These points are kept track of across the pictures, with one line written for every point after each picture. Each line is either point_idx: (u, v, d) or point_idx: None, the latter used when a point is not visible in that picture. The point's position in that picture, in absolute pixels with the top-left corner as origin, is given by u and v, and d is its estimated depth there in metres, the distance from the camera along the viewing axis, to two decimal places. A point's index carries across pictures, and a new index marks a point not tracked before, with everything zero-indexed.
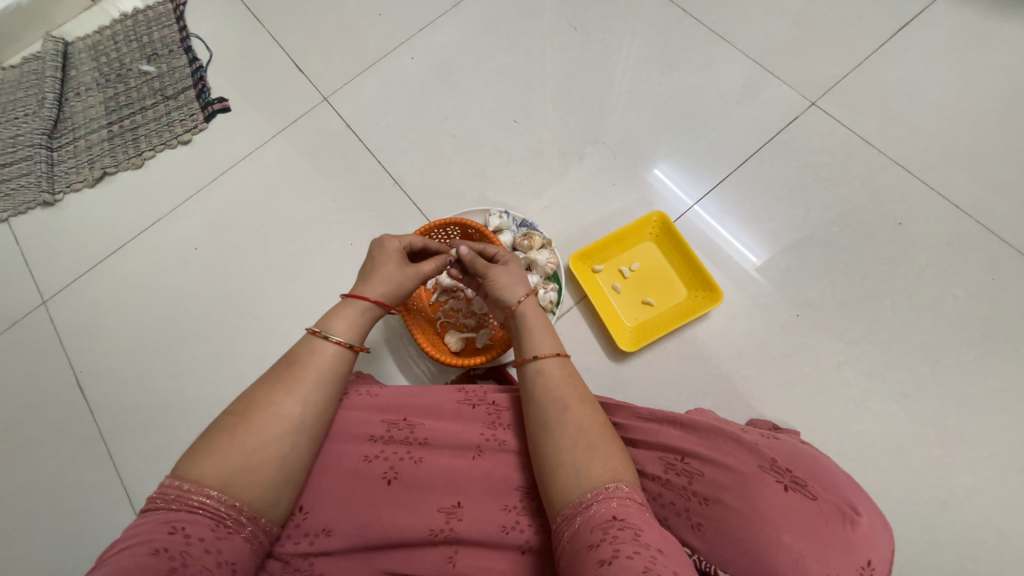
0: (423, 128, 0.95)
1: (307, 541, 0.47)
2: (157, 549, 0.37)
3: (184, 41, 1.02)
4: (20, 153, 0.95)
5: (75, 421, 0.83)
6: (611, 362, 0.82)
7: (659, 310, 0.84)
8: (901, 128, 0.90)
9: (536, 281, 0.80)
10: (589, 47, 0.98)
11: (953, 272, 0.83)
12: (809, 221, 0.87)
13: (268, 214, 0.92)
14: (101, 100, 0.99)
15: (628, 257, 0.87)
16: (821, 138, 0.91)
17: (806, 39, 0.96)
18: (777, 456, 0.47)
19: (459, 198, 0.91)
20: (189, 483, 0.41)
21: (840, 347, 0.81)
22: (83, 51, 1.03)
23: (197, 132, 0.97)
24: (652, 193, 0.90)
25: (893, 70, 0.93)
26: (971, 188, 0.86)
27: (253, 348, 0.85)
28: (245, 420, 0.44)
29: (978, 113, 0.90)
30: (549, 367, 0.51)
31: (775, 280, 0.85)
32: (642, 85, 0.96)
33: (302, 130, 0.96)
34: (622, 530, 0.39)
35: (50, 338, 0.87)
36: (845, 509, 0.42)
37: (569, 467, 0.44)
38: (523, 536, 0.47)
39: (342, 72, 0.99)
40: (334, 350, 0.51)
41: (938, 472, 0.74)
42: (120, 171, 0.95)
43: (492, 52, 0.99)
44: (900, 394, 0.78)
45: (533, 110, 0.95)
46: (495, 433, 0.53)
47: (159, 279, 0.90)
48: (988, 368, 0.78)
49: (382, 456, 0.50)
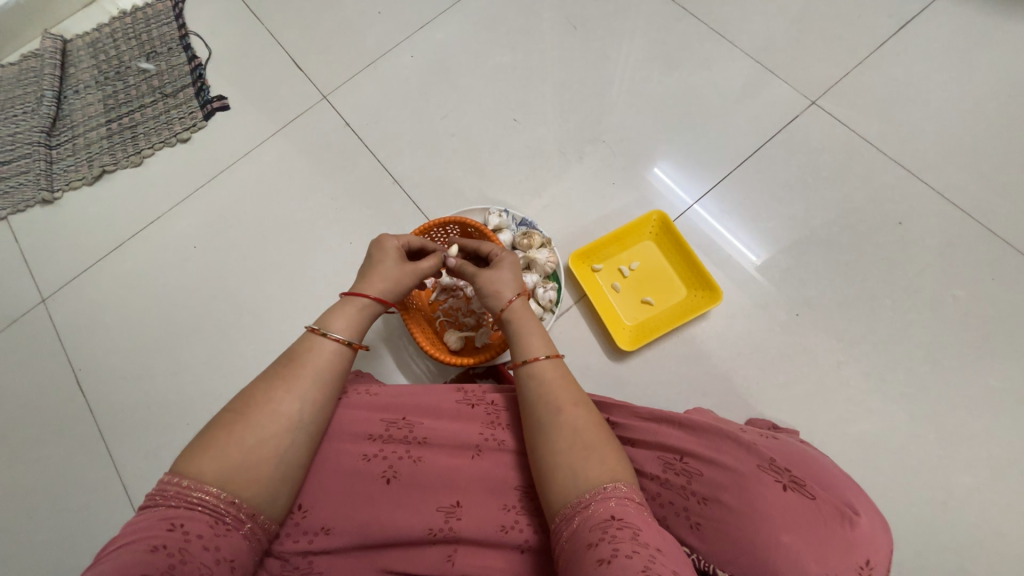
0: (422, 127, 0.95)
1: (306, 540, 0.47)
2: (156, 545, 0.37)
3: (183, 39, 1.02)
4: (19, 150, 0.95)
5: (74, 419, 0.83)
6: (610, 361, 0.82)
7: (658, 309, 0.84)
8: (901, 128, 0.90)
9: (535, 280, 0.80)
10: (589, 46, 0.98)
11: (953, 272, 0.83)
12: (809, 220, 0.87)
13: (267, 212, 0.92)
14: (100, 97, 0.99)
15: (627, 256, 0.87)
16: (821, 138, 0.91)
17: (806, 38, 0.96)
18: (776, 456, 0.47)
19: (459, 196, 0.91)
20: (188, 479, 0.41)
21: (840, 346, 0.81)
22: (82, 48, 1.03)
23: (197, 130, 0.97)
24: (652, 192, 0.90)
25: (894, 70, 0.93)
26: (972, 188, 0.86)
27: (252, 346, 0.85)
28: (244, 417, 0.44)
29: (979, 112, 0.90)
30: (545, 367, 0.51)
31: (775, 280, 0.85)
32: (642, 84, 0.95)
33: (301, 128, 0.96)
34: (621, 529, 0.39)
35: (49, 335, 0.87)
36: (844, 509, 0.43)
37: (568, 466, 0.44)
38: (523, 535, 0.47)
39: (342, 70, 0.99)
40: (333, 347, 0.51)
41: (937, 472, 0.74)
42: (119, 169, 0.95)
43: (492, 50, 0.99)
44: (900, 394, 0.78)
45: (533, 108, 0.95)
46: (494, 432, 0.53)
47: (159, 277, 0.89)
48: (988, 368, 0.78)
49: (381, 454, 0.50)
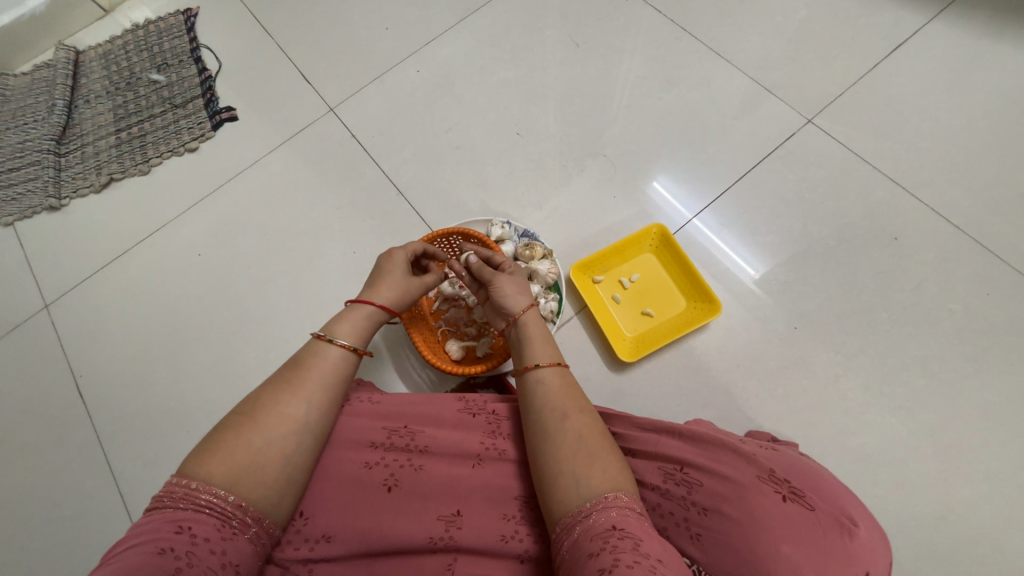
0: (425, 139, 0.97)
1: (307, 547, 0.47)
2: (163, 548, 0.38)
3: (194, 51, 1.04)
4: (27, 158, 0.96)
5: (75, 425, 0.83)
6: (610, 373, 0.82)
7: (658, 321, 0.85)
8: (896, 145, 0.92)
9: (536, 291, 0.80)
10: (590, 62, 1.00)
11: (949, 287, 0.84)
12: (806, 234, 0.88)
13: (272, 220, 0.93)
14: (110, 106, 1.00)
15: (627, 268, 0.88)
16: (819, 154, 0.93)
17: (803, 58, 0.98)
18: (775, 467, 0.47)
19: (461, 208, 0.92)
20: (195, 482, 0.41)
21: (838, 360, 0.81)
22: (95, 59, 1.04)
23: (204, 140, 0.98)
24: (652, 206, 0.92)
25: (888, 89, 0.95)
26: (966, 205, 0.88)
27: (256, 353, 0.85)
28: (251, 419, 0.45)
29: (971, 131, 0.91)
30: (549, 376, 0.52)
31: (774, 293, 0.85)
32: (642, 99, 0.97)
33: (307, 139, 0.98)
34: (622, 540, 0.39)
35: (51, 340, 0.87)
36: (843, 520, 0.43)
37: (568, 477, 0.44)
38: (523, 545, 0.47)
39: (348, 83, 1.01)
40: (339, 353, 0.52)
41: (936, 486, 0.74)
42: (127, 177, 0.96)
43: (495, 66, 1.01)
44: (898, 407, 0.78)
45: (535, 122, 0.97)
46: (495, 442, 0.53)
47: (163, 283, 0.90)
48: (984, 382, 0.78)
49: (383, 462, 0.51)
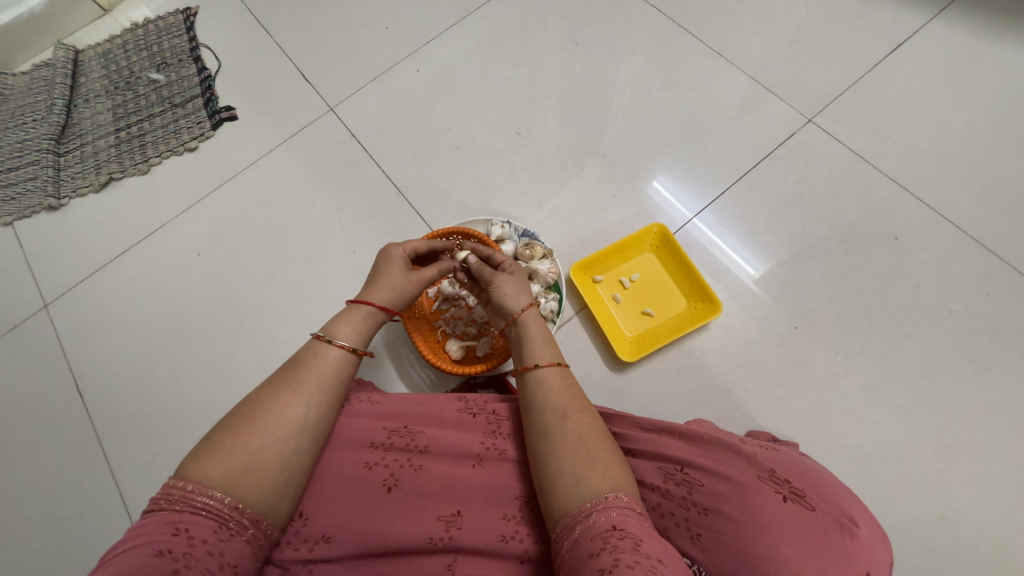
0: (425, 138, 0.97)
1: (306, 548, 0.47)
2: (161, 550, 0.37)
3: (193, 51, 1.04)
4: (27, 157, 0.96)
5: (74, 425, 0.83)
6: (610, 372, 0.82)
7: (659, 321, 0.85)
8: (896, 145, 0.92)
9: (536, 291, 0.80)
10: (590, 62, 1.00)
11: (949, 287, 0.84)
12: (807, 234, 0.88)
13: (272, 219, 0.93)
14: (109, 106, 1.00)
15: (628, 268, 0.88)
16: (819, 154, 0.92)
17: (803, 57, 0.98)
18: (775, 467, 0.47)
19: (461, 207, 0.92)
20: (193, 483, 0.41)
21: (838, 360, 0.81)
22: (94, 59, 1.04)
23: (203, 139, 0.98)
24: (652, 205, 0.91)
25: (888, 88, 0.95)
26: (966, 205, 0.88)
27: (255, 353, 0.85)
28: (249, 420, 0.45)
29: (971, 131, 0.91)
30: (549, 376, 0.52)
31: (774, 292, 0.85)
32: (642, 98, 0.97)
33: (307, 139, 0.98)
34: (623, 540, 0.39)
35: (50, 340, 0.87)
36: (844, 521, 0.43)
37: (569, 476, 0.44)
38: (523, 545, 0.47)
39: (348, 83, 1.01)
40: (339, 354, 0.51)
41: (936, 486, 0.74)
42: (126, 176, 0.96)
43: (495, 65, 1.01)
44: (898, 407, 0.78)
45: (535, 122, 0.97)
46: (495, 442, 0.53)
47: (163, 283, 0.90)
48: (984, 382, 0.78)
49: (382, 462, 0.50)
